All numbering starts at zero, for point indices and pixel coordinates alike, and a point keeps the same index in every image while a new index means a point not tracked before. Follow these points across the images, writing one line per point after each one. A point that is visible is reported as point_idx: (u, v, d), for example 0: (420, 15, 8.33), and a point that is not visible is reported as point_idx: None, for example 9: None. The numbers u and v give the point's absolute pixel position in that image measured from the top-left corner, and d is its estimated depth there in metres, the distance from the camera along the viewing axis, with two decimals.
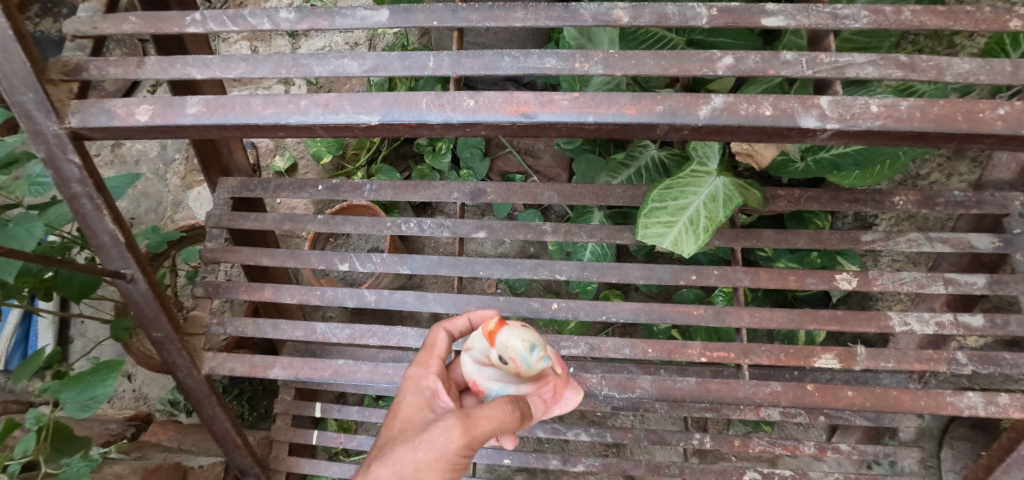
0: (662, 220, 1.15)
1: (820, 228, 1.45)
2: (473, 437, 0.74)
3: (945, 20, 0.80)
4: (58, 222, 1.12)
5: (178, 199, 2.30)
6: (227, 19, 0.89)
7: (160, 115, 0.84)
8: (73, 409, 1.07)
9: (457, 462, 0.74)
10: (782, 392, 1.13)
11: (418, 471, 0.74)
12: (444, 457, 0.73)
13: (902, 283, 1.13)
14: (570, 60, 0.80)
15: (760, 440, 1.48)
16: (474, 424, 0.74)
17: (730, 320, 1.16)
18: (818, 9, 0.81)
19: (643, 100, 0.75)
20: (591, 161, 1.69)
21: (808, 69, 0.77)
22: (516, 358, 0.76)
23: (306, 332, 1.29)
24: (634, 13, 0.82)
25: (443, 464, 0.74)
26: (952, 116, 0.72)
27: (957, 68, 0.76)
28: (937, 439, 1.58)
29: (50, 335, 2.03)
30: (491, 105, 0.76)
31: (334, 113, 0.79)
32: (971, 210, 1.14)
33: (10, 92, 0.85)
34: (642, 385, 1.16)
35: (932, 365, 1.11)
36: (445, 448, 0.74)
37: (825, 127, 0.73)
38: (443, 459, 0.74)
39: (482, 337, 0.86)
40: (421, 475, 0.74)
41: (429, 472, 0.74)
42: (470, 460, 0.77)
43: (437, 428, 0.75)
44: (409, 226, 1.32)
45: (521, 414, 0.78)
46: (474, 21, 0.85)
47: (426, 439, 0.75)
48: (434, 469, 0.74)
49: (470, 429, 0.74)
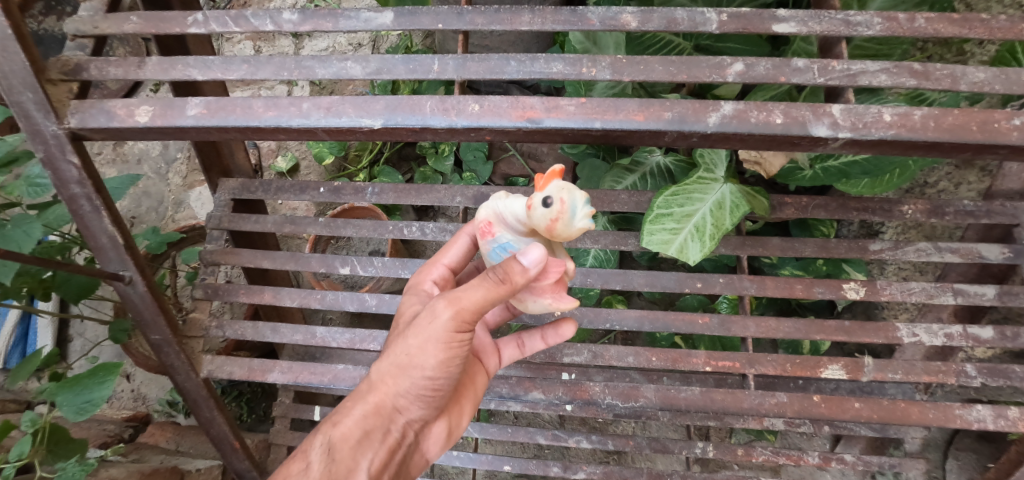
0: (668, 226, 1.13)
1: (826, 236, 1.43)
2: (459, 313, 0.77)
3: (960, 28, 0.78)
4: (56, 223, 1.11)
5: (180, 199, 2.29)
6: (230, 20, 0.88)
7: (160, 117, 0.83)
8: (69, 412, 1.05)
9: (446, 337, 0.78)
10: (788, 403, 1.12)
11: (414, 357, 0.81)
12: (433, 336, 0.78)
13: (911, 294, 1.11)
14: (577, 64, 0.78)
15: (763, 450, 1.46)
16: (458, 298, 0.77)
17: (735, 329, 1.14)
18: (831, 15, 0.80)
19: (651, 106, 0.73)
20: (595, 165, 1.67)
21: (820, 76, 0.76)
22: (564, 204, 0.69)
23: (306, 336, 1.28)
24: (643, 17, 0.80)
25: (435, 340, 0.79)
26: (967, 126, 0.71)
27: (972, 77, 0.74)
28: (942, 450, 1.56)
29: (49, 334, 2.02)
30: (497, 110, 0.75)
31: (336, 116, 0.78)
32: (981, 220, 1.12)
33: (9, 91, 0.84)
34: (645, 394, 1.15)
35: (941, 377, 1.10)
36: (430, 328, 0.78)
37: (837, 135, 0.72)
38: (433, 338, 0.79)
39: (523, 199, 0.80)
40: (416, 358, 0.81)
41: (423, 353, 0.80)
42: (466, 338, 0.80)
43: (425, 312, 0.80)
44: (412, 230, 1.31)
45: (502, 277, 0.76)
46: (480, 24, 0.83)
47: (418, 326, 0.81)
48: (427, 349, 0.79)
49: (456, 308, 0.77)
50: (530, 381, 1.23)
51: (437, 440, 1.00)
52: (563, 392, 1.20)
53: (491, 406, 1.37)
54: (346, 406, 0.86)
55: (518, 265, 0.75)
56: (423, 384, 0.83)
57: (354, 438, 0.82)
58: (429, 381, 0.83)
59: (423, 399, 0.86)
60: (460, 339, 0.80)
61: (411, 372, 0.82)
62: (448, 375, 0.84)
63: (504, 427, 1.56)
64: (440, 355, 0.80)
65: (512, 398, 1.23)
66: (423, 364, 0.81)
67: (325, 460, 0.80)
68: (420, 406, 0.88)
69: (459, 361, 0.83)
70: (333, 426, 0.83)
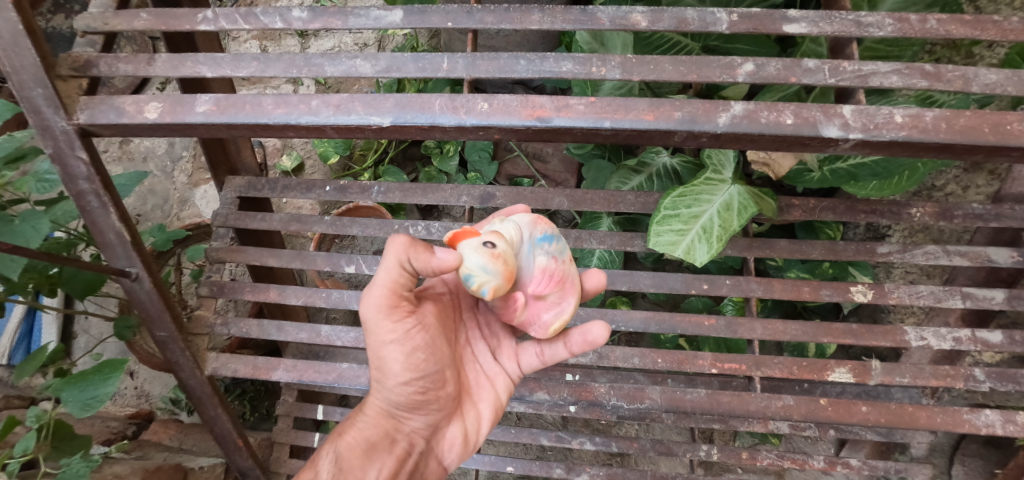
0: (675, 227, 1.12)
1: (832, 239, 1.42)
2: (387, 306, 0.78)
3: (972, 30, 0.78)
4: (63, 218, 1.12)
5: (185, 197, 2.30)
6: (240, 18, 0.88)
7: (169, 113, 0.83)
8: (75, 408, 1.05)
9: (389, 335, 0.79)
10: (795, 406, 1.11)
11: (376, 362, 0.83)
12: (378, 338, 0.79)
13: (919, 297, 1.11)
14: (587, 64, 0.78)
15: (768, 453, 1.45)
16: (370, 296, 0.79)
17: (742, 332, 1.14)
18: (842, 16, 0.80)
19: (662, 106, 0.73)
20: (602, 166, 1.67)
21: (831, 77, 0.76)
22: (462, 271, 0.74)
23: (310, 334, 1.28)
24: (653, 17, 0.80)
25: (378, 341, 0.80)
26: (979, 128, 0.70)
27: (984, 79, 0.74)
28: (949, 455, 1.55)
29: (55, 330, 2.03)
30: (506, 108, 0.75)
31: (345, 114, 0.78)
32: (990, 223, 1.11)
33: (19, 87, 0.85)
34: (651, 396, 1.14)
35: (949, 381, 1.09)
36: (372, 330, 0.80)
37: (847, 136, 0.71)
38: (380, 342, 0.80)
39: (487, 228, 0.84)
40: (379, 363, 0.83)
41: (380, 356, 0.82)
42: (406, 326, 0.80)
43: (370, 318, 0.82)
44: (418, 229, 1.31)
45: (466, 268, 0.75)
46: (490, 23, 0.84)
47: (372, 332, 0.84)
48: (382, 352, 0.81)
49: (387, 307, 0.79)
50: (535, 381, 1.23)
51: (455, 445, 0.99)
52: (569, 393, 1.20)
53: None
54: (351, 423, 0.91)
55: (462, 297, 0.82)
56: (402, 388, 0.85)
57: (360, 446, 0.87)
58: (404, 383, 0.84)
59: (411, 404, 0.88)
60: (411, 334, 0.81)
61: (383, 378, 0.84)
62: (420, 373, 0.84)
63: (508, 428, 1.56)
64: (398, 354, 0.81)
65: (517, 398, 1.22)
66: (386, 366, 0.82)
67: (333, 469, 0.84)
68: (416, 411, 0.89)
69: (424, 356, 0.83)
70: (339, 438, 0.88)
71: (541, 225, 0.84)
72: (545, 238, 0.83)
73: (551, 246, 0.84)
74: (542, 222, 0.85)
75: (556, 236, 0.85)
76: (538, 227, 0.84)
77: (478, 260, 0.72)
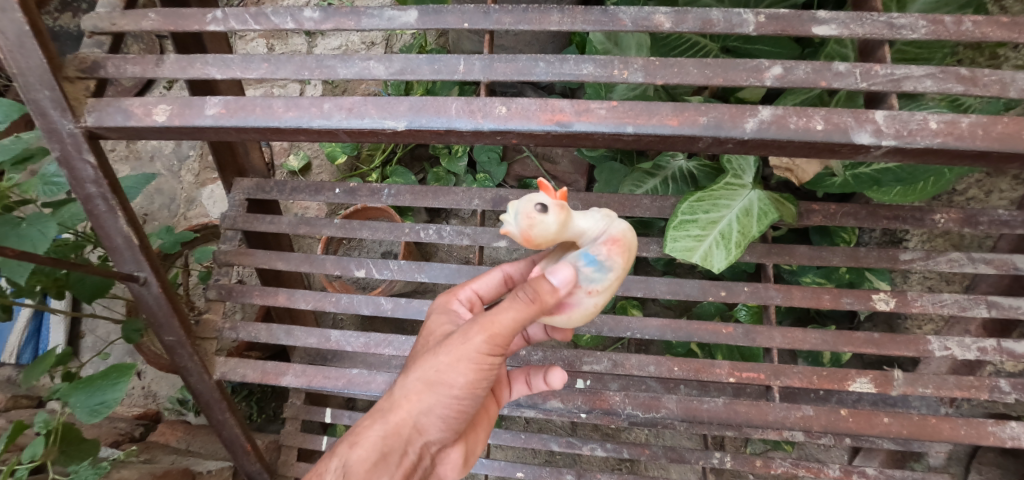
0: (692, 233, 1.10)
1: (848, 244, 1.40)
2: (498, 343, 0.74)
3: (1009, 32, 0.75)
4: (71, 221, 1.10)
5: (191, 197, 2.28)
6: (250, 18, 0.86)
7: (178, 116, 0.81)
8: (83, 413, 1.04)
9: (481, 360, 0.76)
10: (814, 416, 1.09)
11: (444, 374, 0.78)
12: (465, 359, 0.76)
13: (943, 306, 1.08)
14: (608, 66, 0.76)
15: (782, 461, 1.42)
16: (493, 323, 0.73)
17: (760, 340, 1.12)
18: (873, 18, 0.77)
19: (686, 111, 0.71)
20: (614, 169, 1.65)
21: (862, 81, 0.73)
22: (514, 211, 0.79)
23: (320, 339, 1.26)
24: (677, 18, 0.78)
25: (463, 358, 0.77)
26: (1019, 134, 0.67)
27: (1022, 83, 0.71)
28: (965, 464, 1.52)
29: (62, 330, 2.03)
30: (524, 113, 0.73)
31: (358, 117, 0.76)
32: (1017, 230, 1.07)
33: (27, 89, 0.83)
34: (667, 405, 1.12)
35: (973, 392, 1.06)
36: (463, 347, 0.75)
37: (880, 143, 0.69)
38: (464, 361, 0.76)
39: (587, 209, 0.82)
40: (446, 377, 0.78)
41: (453, 374, 0.77)
42: (499, 362, 0.77)
43: (460, 330, 0.77)
44: (428, 233, 1.28)
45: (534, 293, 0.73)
46: (507, 23, 0.81)
47: (450, 344, 0.78)
48: (458, 369, 0.76)
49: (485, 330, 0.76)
50: (548, 389, 1.21)
51: (454, 465, 0.97)
52: (582, 401, 1.18)
53: (505, 412, 1.34)
54: (361, 427, 0.81)
55: (547, 283, 0.75)
56: (450, 405, 0.80)
57: (371, 458, 0.78)
58: (455, 402, 0.80)
59: (443, 425, 0.83)
60: (494, 367, 0.77)
61: (437, 393, 0.79)
62: (474, 396, 0.81)
63: (517, 434, 1.54)
64: (470, 377, 0.77)
65: (530, 405, 1.20)
66: (452, 383, 0.78)
67: None
68: (440, 429, 0.84)
69: (489, 383, 0.80)
70: (349, 449, 0.79)
71: (605, 250, 0.77)
72: (589, 261, 0.77)
73: (586, 270, 0.77)
74: (608, 249, 0.78)
75: (601, 271, 0.77)
76: (599, 253, 0.77)
77: (519, 204, 0.73)
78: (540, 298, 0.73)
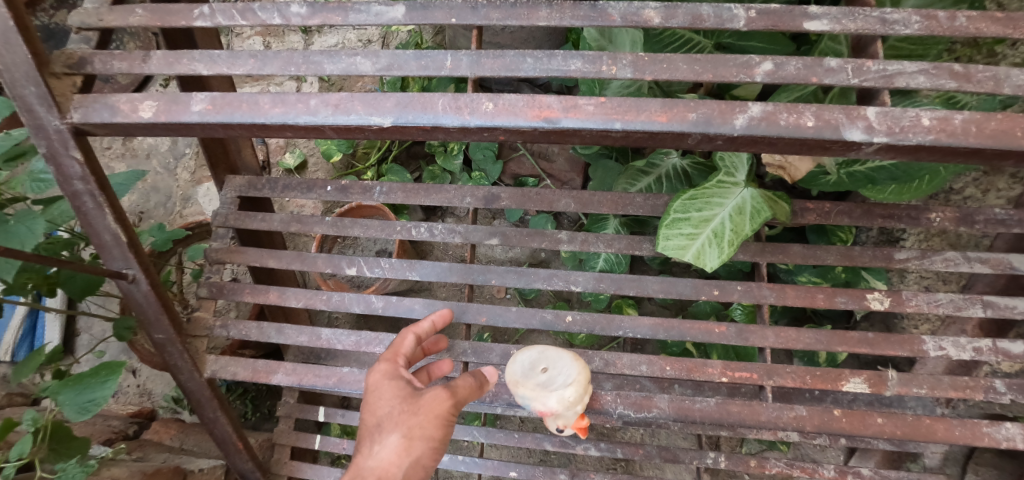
0: (684, 231, 1.10)
1: (843, 243, 1.39)
2: (460, 401, 0.90)
3: (1004, 28, 0.74)
4: (60, 218, 1.09)
5: (187, 194, 2.28)
6: (237, 13, 0.85)
7: (164, 112, 0.80)
8: (71, 411, 1.03)
9: (452, 413, 0.89)
10: (808, 416, 1.08)
11: (426, 429, 0.87)
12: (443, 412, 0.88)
13: (938, 305, 1.07)
14: (597, 62, 0.75)
15: (777, 461, 1.41)
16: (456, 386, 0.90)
17: (753, 339, 1.11)
18: (866, 13, 0.76)
19: (675, 107, 0.70)
20: (609, 166, 1.65)
21: (854, 77, 0.72)
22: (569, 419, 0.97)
23: (311, 337, 1.25)
24: (666, 13, 0.78)
25: (439, 415, 0.88)
26: (1013, 131, 0.66)
27: (1017, 80, 0.70)
28: (962, 464, 1.51)
29: (57, 329, 2.03)
30: (512, 109, 0.72)
31: (344, 114, 0.75)
32: (1013, 229, 1.06)
33: (11, 85, 0.82)
34: (659, 405, 1.10)
35: (968, 393, 1.05)
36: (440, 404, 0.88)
37: (871, 140, 0.68)
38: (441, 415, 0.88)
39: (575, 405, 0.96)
40: (428, 431, 0.87)
41: (432, 428, 0.87)
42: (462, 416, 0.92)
43: (430, 393, 0.89)
44: (419, 231, 1.26)
45: (482, 381, 0.95)
46: (496, 19, 0.81)
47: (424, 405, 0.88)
48: (436, 423, 0.88)
49: (451, 391, 0.90)
50: None
51: None
52: None
53: (497, 412, 1.34)
54: None
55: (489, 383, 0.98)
56: (430, 460, 0.88)
57: None
58: (435, 455, 0.88)
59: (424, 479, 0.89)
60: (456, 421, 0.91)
61: (420, 447, 0.86)
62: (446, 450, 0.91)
63: (511, 433, 1.53)
64: (445, 430, 0.89)
65: (521, 406, 1.17)
66: (431, 438, 0.87)
67: None
68: None
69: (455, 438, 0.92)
70: None
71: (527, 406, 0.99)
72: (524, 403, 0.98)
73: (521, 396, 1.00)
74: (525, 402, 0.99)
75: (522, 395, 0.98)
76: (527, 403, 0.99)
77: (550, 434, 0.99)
78: (484, 381, 0.96)
